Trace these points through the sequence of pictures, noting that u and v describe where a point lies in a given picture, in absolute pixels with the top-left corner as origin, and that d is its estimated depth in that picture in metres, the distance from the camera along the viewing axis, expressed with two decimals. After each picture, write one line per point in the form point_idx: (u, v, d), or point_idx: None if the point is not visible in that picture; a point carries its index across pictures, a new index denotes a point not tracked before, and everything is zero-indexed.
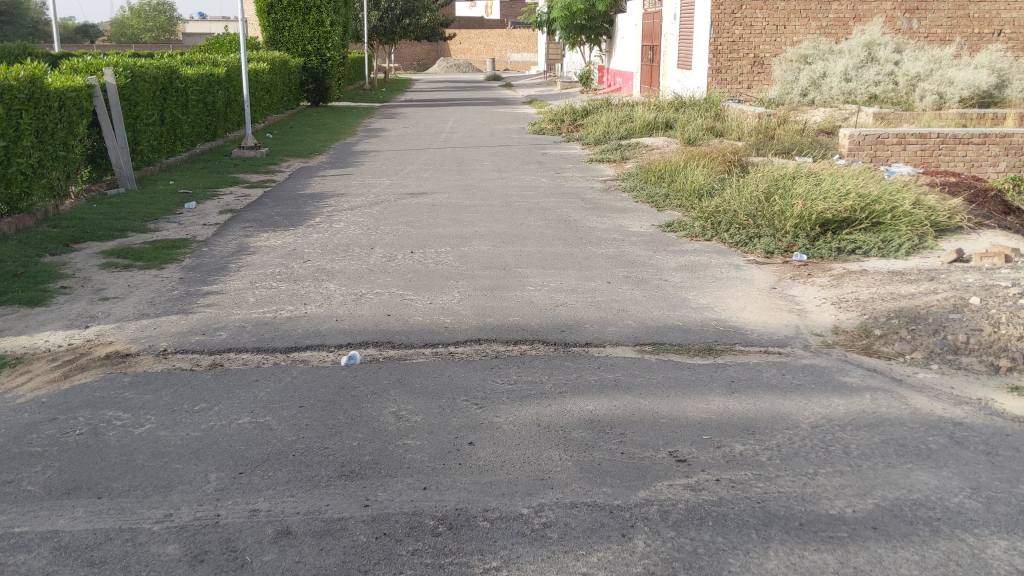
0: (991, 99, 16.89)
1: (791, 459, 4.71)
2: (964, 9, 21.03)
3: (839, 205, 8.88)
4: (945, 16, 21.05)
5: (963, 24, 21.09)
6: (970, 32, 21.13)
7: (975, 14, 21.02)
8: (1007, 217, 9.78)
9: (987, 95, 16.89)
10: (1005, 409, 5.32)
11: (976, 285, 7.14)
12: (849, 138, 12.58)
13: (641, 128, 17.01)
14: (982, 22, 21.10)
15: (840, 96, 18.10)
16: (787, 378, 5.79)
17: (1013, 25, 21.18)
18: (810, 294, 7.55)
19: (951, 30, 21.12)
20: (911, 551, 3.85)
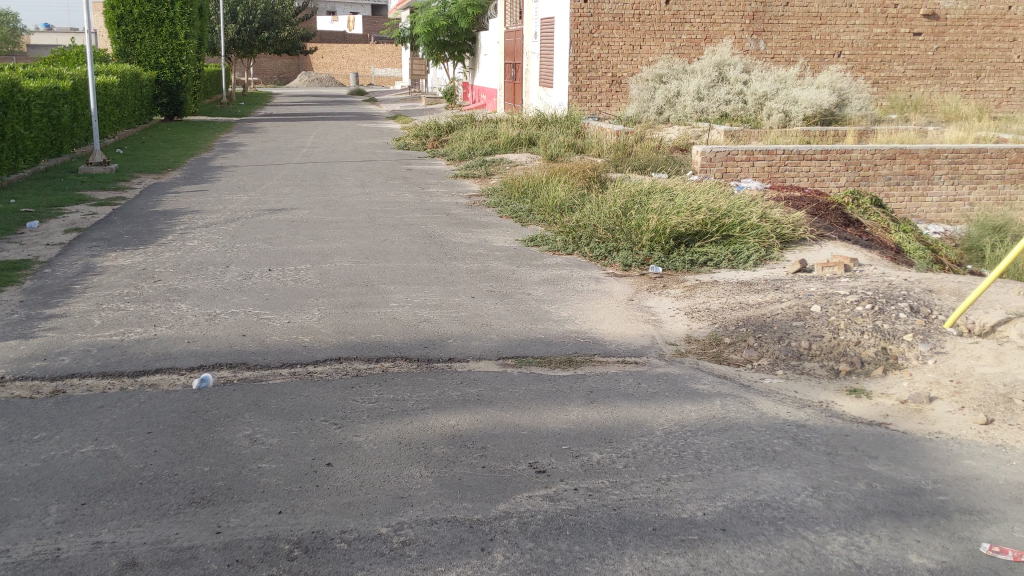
0: (833, 117, 17.90)
1: (646, 465, 4.84)
2: (806, 31, 21.46)
3: (692, 219, 9.23)
4: (789, 38, 21.41)
5: (805, 45, 21.50)
6: (812, 53, 21.56)
7: (817, 37, 21.47)
8: (847, 229, 10.28)
9: (829, 113, 17.91)
10: (844, 411, 5.61)
11: (817, 293, 7.51)
12: (702, 155, 13.04)
13: (504, 144, 17.17)
14: (824, 44, 21.54)
15: (693, 115, 18.75)
16: (642, 387, 5.94)
17: (852, 47, 21.60)
18: (665, 305, 7.79)
19: (795, 50, 21.50)
20: (756, 551, 4.01)
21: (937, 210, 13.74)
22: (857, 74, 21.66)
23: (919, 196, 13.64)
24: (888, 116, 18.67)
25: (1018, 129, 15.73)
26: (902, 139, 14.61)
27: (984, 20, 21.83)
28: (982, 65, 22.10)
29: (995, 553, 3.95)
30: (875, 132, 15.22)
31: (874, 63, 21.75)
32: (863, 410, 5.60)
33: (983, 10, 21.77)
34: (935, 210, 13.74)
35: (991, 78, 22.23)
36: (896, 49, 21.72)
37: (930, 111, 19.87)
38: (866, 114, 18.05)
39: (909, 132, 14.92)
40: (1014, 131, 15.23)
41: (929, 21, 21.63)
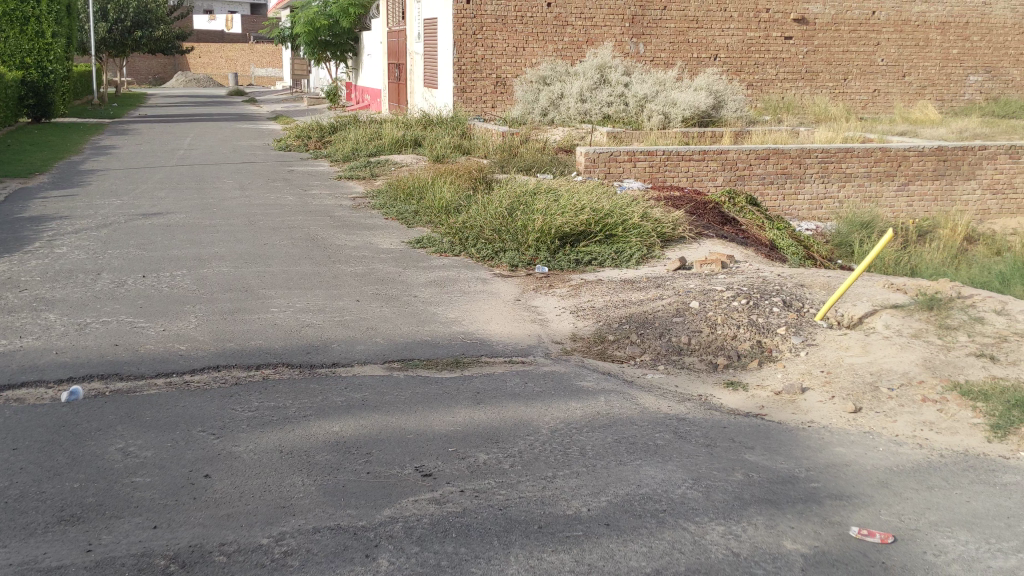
0: (710, 119, 18.41)
1: (531, 464, 4.87)
2: (684, 34, 21.98)
3: (576, 219, 9.34)
4: (667, 42, 21.88)
5: (682, 48, 22.01)
6: (690, 56, 22.09)
7: (693, 40, 22.01)
8: (724, 227, 10.57)
9: (707, 115, 18.41)
10: (722, 403, 5.78)
11: (696, 290, 7.70)
12: (585, 156, 13.02)
13: (389, 145, 17.01)
14: (700, 47, 22.10)
15: (577, 116, 18.99)
16: (529, 386, 5.97)
17: (727, 50, 22.25)
18: (551, 304, 7.85)
19: (673, 54, 21.99)
20: (639, 543, 4.08)
21: (809, 208, 13.94)
22: (732, 77, 22.34)
23: (791, 194, 13.86)
24: (762, 117, 19.32)
25: (882, 129, 16.50)
26: (776, 140, 15.08)
27: (850, 25, 22.80)
28: (849, 68, 23.07)
29: (863, 535, 4.10)
30: (751, 133, 15.73)
31: (748, 66, 22.45)
32: (740, 402, 5.76)
33: (848, 15, 22.73)
34: (807, 207, 13.94)
35: (857, 81, 23.19)
36: (769, 52, 22.49)
37: (801, 112, 20.80)
38: (741, 115, 18.62)
39: (782, 132, 15.42)
40: (879, 131, 15.98)
41: (799, 26, 22.48)
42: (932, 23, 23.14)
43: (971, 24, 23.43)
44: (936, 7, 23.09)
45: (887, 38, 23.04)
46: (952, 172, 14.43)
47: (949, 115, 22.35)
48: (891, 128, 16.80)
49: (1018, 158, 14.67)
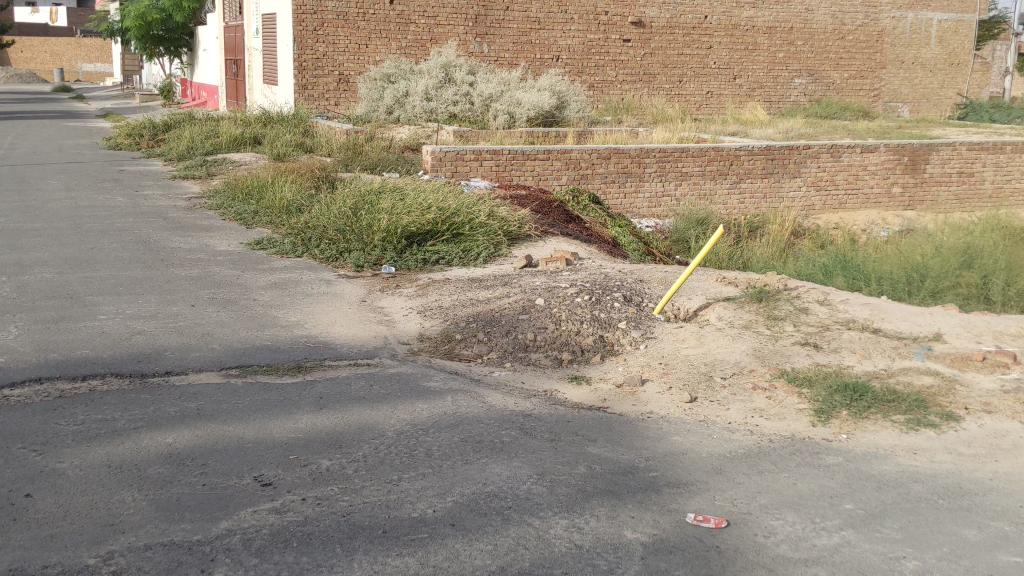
0: (554, 119, 18.72)
1: (376, 468, 4.78)
2: (526, 35, 22.22)
3: (422, 218, 9.24)
4: (510, 42, 22.07)
5: (526, 49, 22.25)
6: (533, 57, 22.35)
7: (536, 41, 22.28)
8: (569, 225, 10.72)
9: (550, 115, 18.68)
10: (566, 398, 5.82)
11: (541, 286, 7.70)
12: (431, 155, 12.67)
13: (228, 143, 16.46)
14: (542, 47, 22.38)
15: (423, 115, 18.93)
16: (374, 389, 5.84)
17: (569, 52, 22.64)
18: (397, 305, 7.74)
19: (517, 54, 22.20)
20: (484, 542, 4.07)
21: (649, 205, 14.03)
22: (574, 78, 22.77)
23: (632, 193, 13.90)
24: (602, 118, 19.78)
25: (715, 130, 17.19)
26: (617, 139, 15.47)
27: (684, 28, 23.63)
28: (683, 71, 23.91)
29: (700, 521, 4.22)
30: (593, 133, 16.02)
31: (588, 67, 22.91)
32: (583, 396, 5.83)
33: (682, 19, 23.56)
34: (647, 206, 14.02)
35: (692, 83, 24.06)
36: (609, 54, 22.99)
37: (640, 113, 21.28)
38: (584, 116, 19.02)
39: (622, 133, 15.81)
40: (713, 132, 16.65)
41: (636, 28, 23.09)
42: (759, 27, 24.26)
43: (795, 29, 24.62)
44: (763, 13, 24.22)
45: (718, 42, 24.02)
46: (779, 170, 14.76)
47: (778, 117, 23.41)
48: (723, 129, 17.50)
49: (839, 156, 15.07)
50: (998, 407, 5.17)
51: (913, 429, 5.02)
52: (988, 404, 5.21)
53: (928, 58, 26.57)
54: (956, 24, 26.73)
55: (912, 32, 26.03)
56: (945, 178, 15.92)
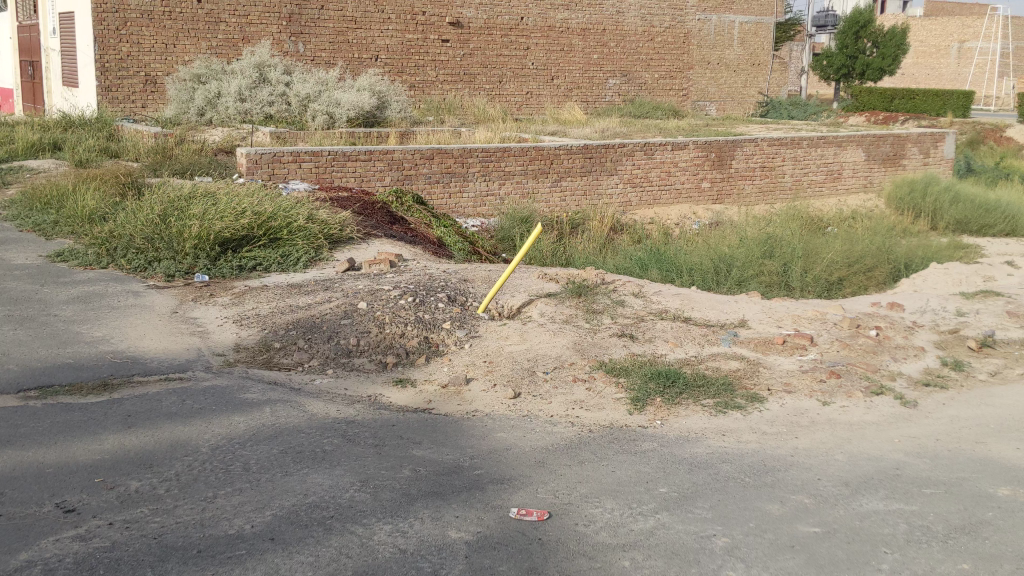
0: (375, 119, 17.82)
1: (190, 486, 4.55)
2: (343, 34, 20.86)
3: (236, 223, 8.90)
4: (327, 41, 20.59)
5: (343, 48, 20.87)
6: (350, 56, 21.00)
7: (354, 40, 20.97)
8: (393, 226, 10.56)
9: (371, 115, 17.77)
10: (391, 402, 5.64)
11: (364, 290, 7.28)
12: (245, 156, 11.13)
13: (25, 150, 15.34)
14: (360, 47, 21.11)
15: (237, 116, 16.95)
16: (187, 404, 5.55)
17: (388, 51, 21.50)
18: (211, 315, 7.39)
19: (334, 53, 20.76)
20: (305, 554, 3.93)
21: (473, 206, 12.81)
22: (394, 78, 21.65)
23: (456, 193, 12.66)
24: (424, 118, 19.51)
25: (535, 129, 17.46)
26: (439, 140, 15.43)
27: (501, 29, 23.16)
28: (503, 70, 23.40)
29: (522, 515, 4.23)
30: (415, 133, 15.83)
31: (409, 67, 21.86)
32: (408, 399, 5.65)
33: (498, 20, 23.08)
34: (472, 206, 12.79)
35: (512, 83, 23.60)
36: (428, 55, 22.08)
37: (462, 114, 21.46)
38: (405, 116, 18.34)
39: (444, 133, 15.78)
40: (534, 132, 16.90)
41: (454, 29, 22.37)
42: (573, 29, 24.34)
43: (608, 30, 24.91)
44: (576, 15, 24.35)
45: (536, 43, 23.76)
46: (598, 168, 13.78)
47: (593, 117, 23.29)
48: (542, 129, 17.79)
49: (653, 153, 14.20)
50: (797, 386, 5.47)
51: (722, 411, 5.25)
52: (789, 384, 5.50)
53: (731, 58, 27.69)
54: (755, 26, 28.05)
55: (716, 34, 27.09)
56: (749, 172, 15.31)
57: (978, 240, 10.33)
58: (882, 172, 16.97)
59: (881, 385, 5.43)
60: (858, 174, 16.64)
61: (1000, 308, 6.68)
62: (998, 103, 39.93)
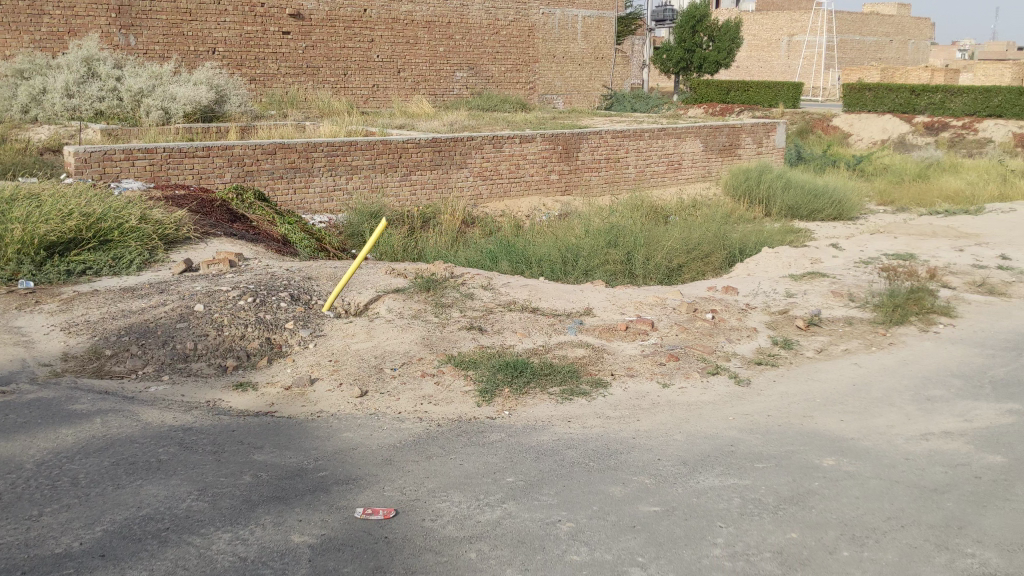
0: (213, 113, 17.13)
1: (11, 505, 4.21)
2: (177, 26, 19.37)
3: (63, 226, 8.38)
4: (160, 34, 19.10)
5: (178, 41, 19.38)
6: (186, 49, 19.53)
7: (189, 32, 19.51)
8: (234, 224, 10.20)
9: (209, 110, 17.02)
10: (231, 406, 5.46)
11: (202, 291, 7.01)
12: (73, 155, 10.30)
13: None
14: (196, 40, 19.66)
15: (66, 113, 15.82)
16: (10, 418, 5.18)
17: (226, 44, 20.08)
18: (36, 324, 6.93)
19: (169, 46, 19.26)
20: (139, 569, 3.70)
21: (320, 201, 12.32)
22: (233, 72, 20.19)
23: (302, 188, 12.15)
24: (267, 111, 18.89)
25: (382, 123, 17.26)
26: (283, 133, 15.01)
27: (344, 21, 22.00)
28: (348, 63, 22.20)
29: (367, 514, 4.11)
30: (256, 128, 15.46)
31: (248, 60, 20.45)
32: (249, 402, 5.49)
33: (341, 12, 21.93)
34: (319, 201, 12.32)
35: (357, 76, 22.46)
36: (268, 47, 20.73)
37: (307, 108, 20.42)
38: (246, 110, 17.85)
39: (287, 127, 15.34)
40: (381, 126, 16.70)
41: (295, 21, 21.11)
42: (418, 21, 23.43)
43: (453, 23, 24.27)
44: (421, 7, 23.46)
45: (380, 35, 22.73)
46: (447, 162, 13.59)
47: (440, 109, 22.40)
48: (389, 122, 17.60)
49: (501, 147, 14.13)
50: (639, 369, 5.62)
51: (568, 398, 5.31)
52: (631, 368, 5.65)
53: (576, 52, 27.82)
54: (598, 21, 28.19)
55: (560, 28, 27.17)
56: (595, 164, 15.40)
57: (807, 224, 10.87)
58: (722, 163, 17.54)
59: (716, 366, 5.64)
60: (697, 164, 17.05)
61: (825, 288, 7.05)
62: (826, 94, 42.13)
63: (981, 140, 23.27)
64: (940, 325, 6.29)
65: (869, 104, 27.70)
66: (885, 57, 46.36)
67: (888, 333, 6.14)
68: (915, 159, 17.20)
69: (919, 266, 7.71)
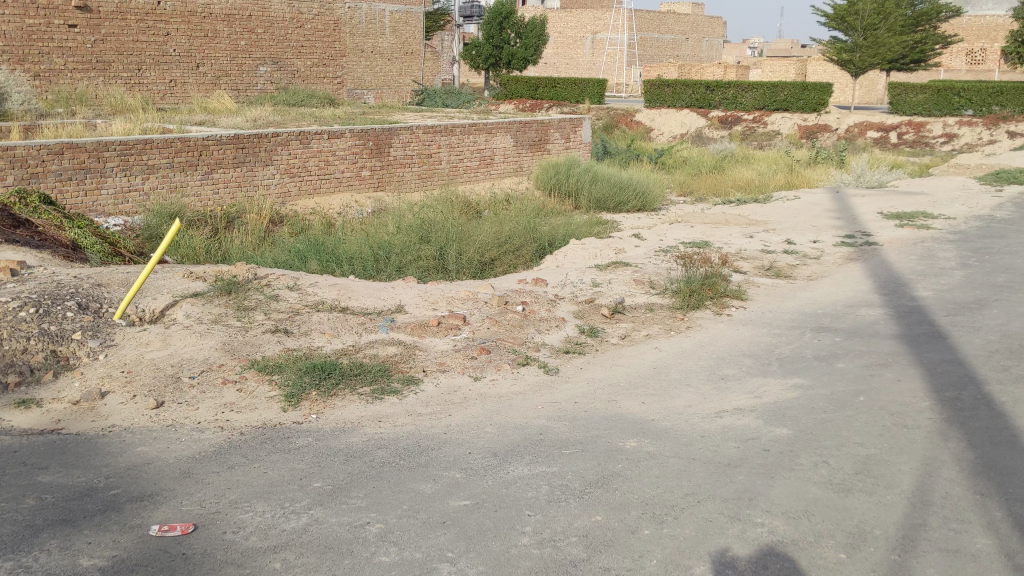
0: None
1: None
2: None
3: None
4: None
5: None
6: None
7: None
8: (15, 230, 9.43)
9: None
10: (11, 426, 5.03)
11: None
12: None
13: None
14: None
15: None
16: None
17: (3, 38, 18.63)
18: None
19: None
20: None
21: (113, 203, 11.64)
22: (13, 68, 18.76)
23: (93, 190, 11.41)
24: (52, 109, 17.63)
25: (181, 120, 16.48)
26: (71, 132, 14.05)
27: (137, 14, 20.86)
28: (141, 58, 21.07)
29: (163, 531, 3.85)
30: (41, 126, 14.37)
31: (30, 55, 19.04)
32: (32, 421, 5.08)
33: (133, 4, 20.77)
34: (112, 202, 11.62)
35: (151, 71, 21.31)
36: (52, 40, 19.38)
37: (96, 106, 18.70)
38: (28, 108, 16.60)
39: (76, 125, 14.37)
40: (178, 123, 15.96)
41: (81, 13, 19.80)
42: (217, 14, 22.50)
43: (253, 17, 23.37)
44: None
45: (176, 29, 21.67)
46: (251, 159, 13.05)
47: (242, 105, 21.40)
48: (188, 118, 16.83)
49: (308, 143, 13.67)
50: (450, 364, 5.60)
51: (378, 397, 5.20)
52: (442, 363, 5.62)
53: (384, 47, 27.56)
54: (405, 16, 28.12)
55: (367, 22, 26.77)
56: (407, 160, 15.16)
57: (612, 216, 11.23)
58: (531, 158, 17.81)
59: (526, 357, 5.70)
60: (509, 159, 17.18)
61: (628, 276, 7.29)
62: (628, 90, 43.86)
63: (770, 133, 25.18)
64: (732, 308, 6.63)
65: (668, 99, 29.11)
66: (682, 55, 48.71)
67: (686, 317, 6.40)
68: (710, 152, 18.15)
69: (714, 252, 8.11)
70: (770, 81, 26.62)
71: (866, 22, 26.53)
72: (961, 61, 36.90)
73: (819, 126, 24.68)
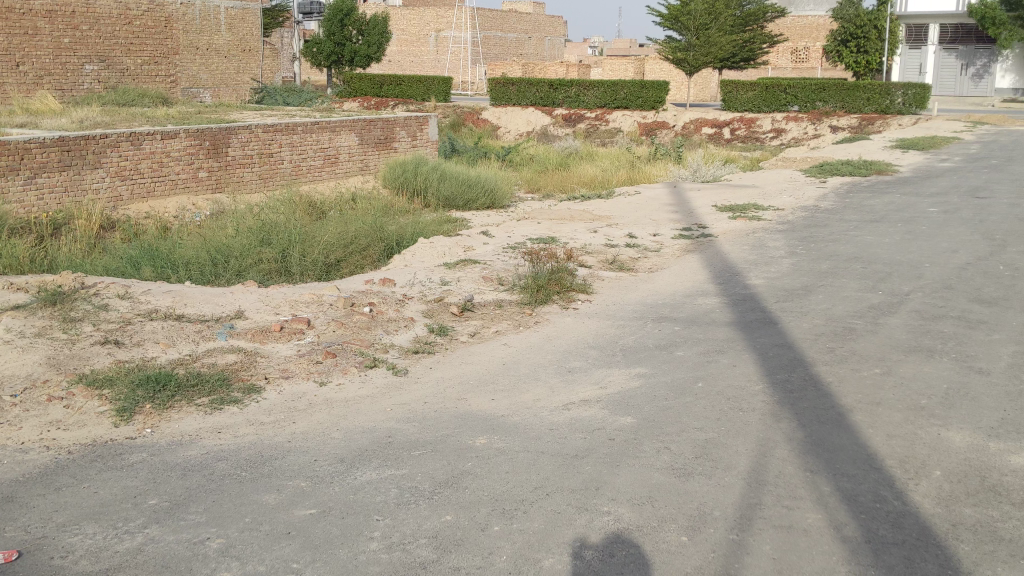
0: None
1: None
2: None
3: None
4: None
5: None
6: None
7: None
8: None
9: None
10: None
11: None
12: None
13: None
14: None
15: None
16: None
17: None
18: None
19: None
20: None
21: None
22: None
23: None
24: None
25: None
26: None
27: None
28: None
29: None
30: None
31: None
32: None
33: None
34: None
35: None
36: None
37: None
38: None
39: None
40: None
41: None
42: (36, 10, 21.26)
43: (77, 13, 22.22)
44: None
45: None
46: (78, 162, 12.37)
47: (67, 105, 20.33)
48: (6, 120, 15.78)
49: (140, 144, 13.09)
50: (294, 371, 5.45)
51: (218, 408, 4.99)
52: (286, 370, 5.46)
53: (220, 44, 26.37)
54: (242, 12, 26.97)
55: (201, 18, 25.68)
56: (246, 160, 14.71)
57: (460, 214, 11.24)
58: (378, 157, 17.51)
59: (373, 359, 5.61)
60: (354, 158, 16.89)
61: (477, 274, 7.32)
62: (473, 88, 44.33)
63: (611, 130, 25.90)
64: (578, 302, 6.74)
65: (513, 96, 29.49)
66: (524, 54, 49.47)
67: (534, 313, 6.46)
68: (555, 149, 18.48)
69: (560, 247, 8.24)
70: (609, 80, 27.45)
71: (698, 22, 27.48)
72: (786, 60, 39.03)
73: (658, 123, 25.57)
